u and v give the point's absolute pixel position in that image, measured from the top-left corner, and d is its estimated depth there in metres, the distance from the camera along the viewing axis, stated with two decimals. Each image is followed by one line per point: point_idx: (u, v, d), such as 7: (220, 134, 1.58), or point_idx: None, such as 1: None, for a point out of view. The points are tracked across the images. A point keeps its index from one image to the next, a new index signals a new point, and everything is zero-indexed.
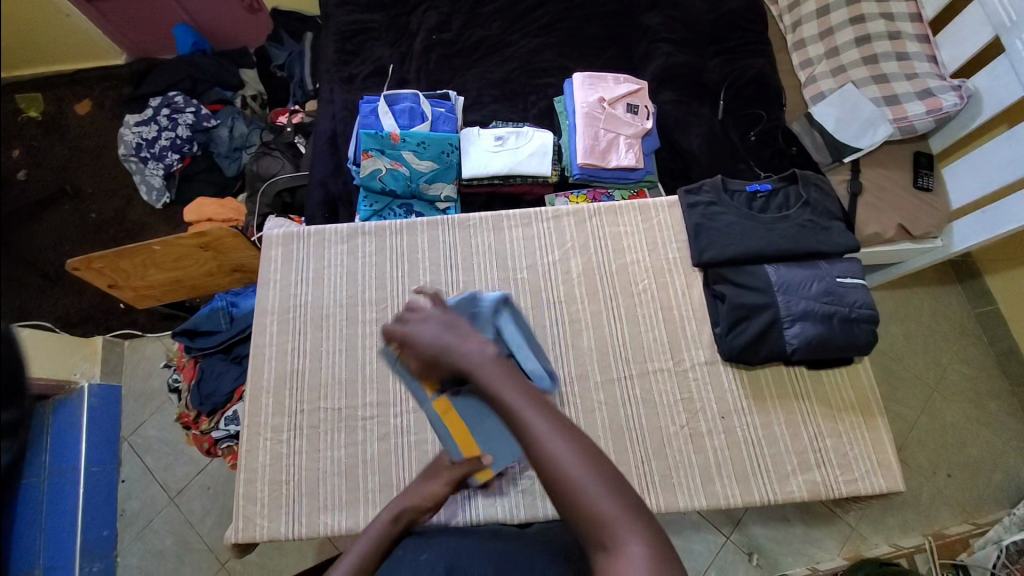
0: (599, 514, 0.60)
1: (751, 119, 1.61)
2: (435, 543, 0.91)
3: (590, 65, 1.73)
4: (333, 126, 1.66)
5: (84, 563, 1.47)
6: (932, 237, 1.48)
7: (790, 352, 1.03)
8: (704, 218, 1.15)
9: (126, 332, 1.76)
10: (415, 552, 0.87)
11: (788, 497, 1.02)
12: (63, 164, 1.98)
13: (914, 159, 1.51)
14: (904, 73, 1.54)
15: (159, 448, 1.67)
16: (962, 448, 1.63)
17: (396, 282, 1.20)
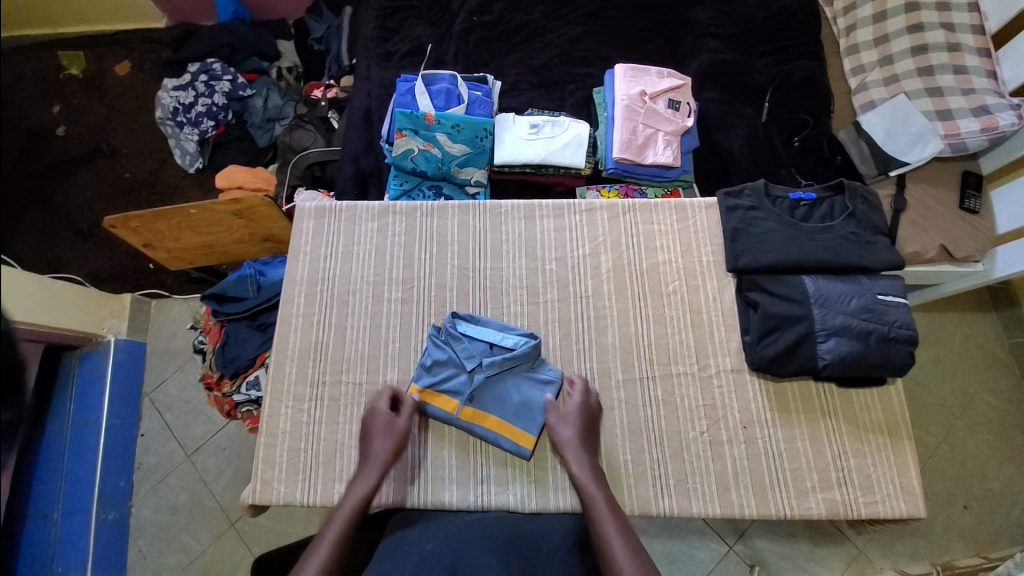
0: None
1: (796, 125, 1.56)
2: (446, 528, 0.91)
3: (632, 57, 1.69)
4: (368, 103, 1.65)
5: (100, 510, 1.52)
6: (974, 261, 1.42)
7: (821, 367, 1.00)
8: (742, 223, 1.12)
9: (154, 291, 1.80)
10: (420, 545, 0.86)
11: (805, 514, 1.00)
12: (101, 123, 2.01)
13: (962, 179, 1.45)
14: (961, 87, 1.47)
15: (179, 406, 1.71)
16: (984, 481, 1.58)
17: (423, 264, 1.19)
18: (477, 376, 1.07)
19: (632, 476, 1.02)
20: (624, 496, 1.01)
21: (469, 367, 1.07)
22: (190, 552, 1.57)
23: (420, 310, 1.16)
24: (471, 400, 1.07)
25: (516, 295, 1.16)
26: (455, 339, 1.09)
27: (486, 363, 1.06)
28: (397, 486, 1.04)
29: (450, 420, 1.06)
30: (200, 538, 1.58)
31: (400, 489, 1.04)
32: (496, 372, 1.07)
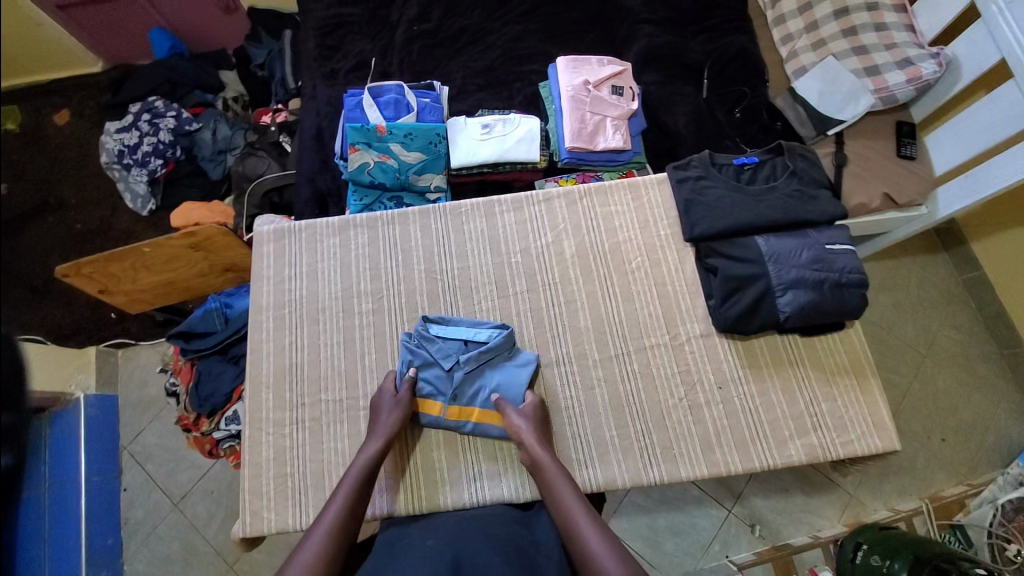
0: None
1: (736, 97, 1.62)
2: (437, 531, 0.90)
3: (574, 49, 1.73)
4: (318, 122, 1.65)
5: (90, 572, 1.47)
6: (916, 206, 1.50)
7: (784, 320, 1.04)
8: (694, 192, 1.16)
9: (119, 340, 1.75)
10: (423, 538, 0.88)
11: (788, 462, 1.04)
12: (44, 176, 1.95)
13: (897, 129, 1.53)
14: (883, 43, 1.55)
15: (160, 454, 1.66)
16: (955, 412, 1.66)
17: (390, 273, 1.20)
18: (457, 373, 1.07)
19: (619, 450, 1.05)
20: (614, 471, 1.04)
21: (448, 365, 1.08)
22: None
23: (392, 318, 1.16)
24: (454, 399, 1.07)
25: (486, 291, 1.17)
26: (428, 341, 1.10)
27: (462, 360, 1.07)
28: (391, 494, 1.04)
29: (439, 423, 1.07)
30: None
31: (394, 497, 1.04)
32: (474, 367, 1.08)
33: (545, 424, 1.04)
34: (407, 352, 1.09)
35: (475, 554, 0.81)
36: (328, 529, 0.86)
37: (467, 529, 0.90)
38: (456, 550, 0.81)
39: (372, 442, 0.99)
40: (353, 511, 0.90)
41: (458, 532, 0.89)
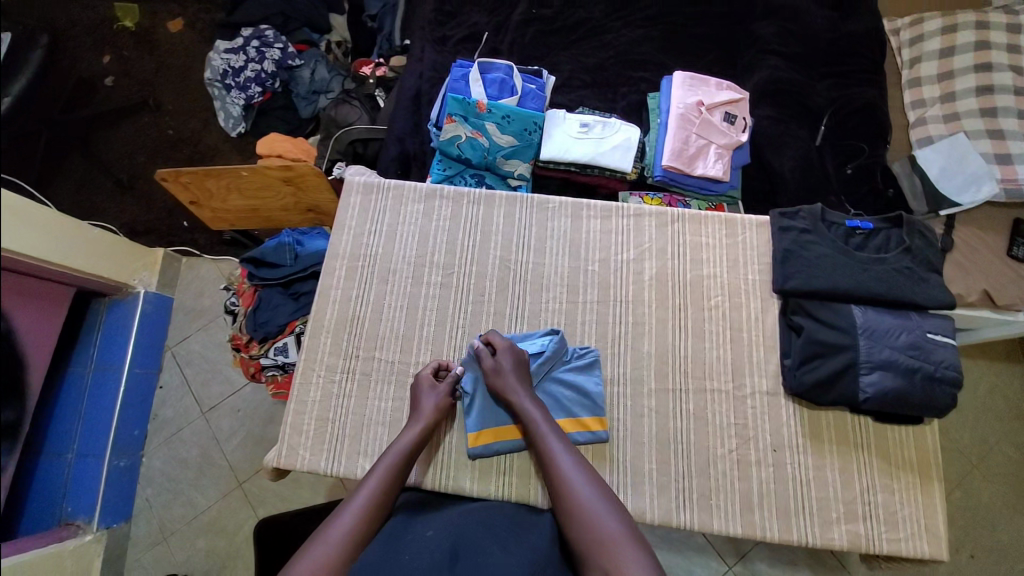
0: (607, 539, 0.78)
1: (851, 152, 1.53)
2: (449, 525, 0.88)
3: (689, 66, 1.67)
4: (418, 85, 1.65)
5: (113, 456, 1.53)
6: (1014, 309, 1.35)
7: (862, 399, 0.99)
8: (794, 244, 1.11)
9: (186, 249, 1.83)
10: (422, 530, 0.87)
11: (828, 544, 0.99)
12: (149, 78, 2.03)
13: (1013, 226, 1.40)
14: (1023, 132, 1.43)
15: (198, 363, 1.74)
16: (994, 533, 1.55)
17: (466, 251, 1.19)
18: None
19: (655, 486, 1.02)
20: (645, 505, 1.01)
21: None
22: (195, 507, 1.59)
23: (459, 296, 1.16)
24: None
25: (555, 292, 1.16)
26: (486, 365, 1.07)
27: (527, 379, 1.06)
28: (421, 467, 1.04)
29: (516, 447, 1.05)
30: (208, 495, 1.60)
31: (424, 472, 1.04)
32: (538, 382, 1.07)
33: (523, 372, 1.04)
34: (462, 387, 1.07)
35: (472, 548, 0.81)
36: (364, 504, 0.86)
37: (483, 527, 0.88)
38: (454, 543, 0.82)
39: (414, 427, 0.99)
40: (387, 495, 0.89)
41: (471, 529, 0.87)
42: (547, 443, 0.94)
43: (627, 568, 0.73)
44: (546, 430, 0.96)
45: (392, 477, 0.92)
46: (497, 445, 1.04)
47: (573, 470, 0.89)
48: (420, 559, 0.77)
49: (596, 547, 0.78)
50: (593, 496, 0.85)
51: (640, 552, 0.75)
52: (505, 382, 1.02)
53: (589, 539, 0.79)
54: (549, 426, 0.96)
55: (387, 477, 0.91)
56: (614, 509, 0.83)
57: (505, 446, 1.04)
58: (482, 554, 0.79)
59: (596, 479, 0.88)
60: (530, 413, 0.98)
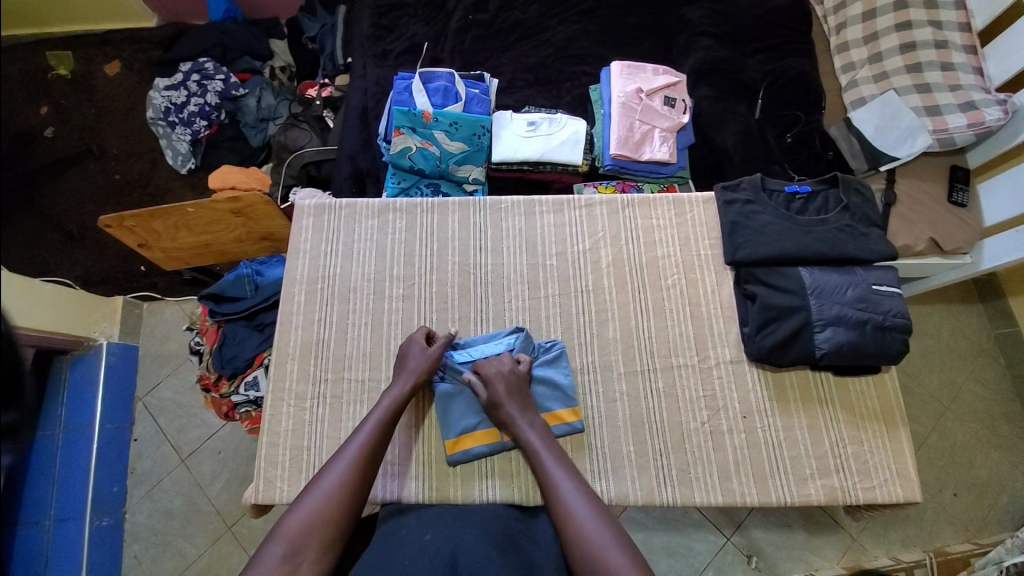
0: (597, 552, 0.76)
1: (789, 121, 1.59)
2: (443, 527, 0.87)
3: (628, 55, 1.70)
4: (364, 101, 1.65)
5: (94, 516, 1.50)
6: (962, 254, 1.44)
7: (819, 356, 1.02)
8: (740, 216, 1.14)
9: (146, 294, 1.78)
10: (419, 533, 0.86)
11: (805, 500, 1.02)
12: (90, 124, 1.98)
13: (951, 173, 1.47)
14: (948, 83, 1.49)
15: (172, 409, 1.70)
16: (972, 469, 1.61)
17: (424, 261, 1.20)
18: None
19: (635, 467, 1.04)
20: (627, 486, 1.03)
21: None
22: (186, 557, 1.55)
23: (422, 305, 1.16)
24: None
25: (517, 291, 1.17)
26: (453, 371, 1.08)
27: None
28: (402, 480, 1.04)
29: (494, 449, 1.05)
30: (198, 542, 1.56)
31: (405, 484, 1.04)
32: None
33: (522, 387, 1.03)
34: (439, 392, 1.07)
35: (474, 552, 0.79)
36: (356, 455, 0.88)
37: (479, 530, 0.86)
38: (455, 547, 0.80)
39: (398, 384, 1.01)
40: (379, 444, 0.91)
41: (466, 532, 0.85)
42: (546, 468, 0.90)
43: None
44: (547, 456, 0.92)
45: (382, 432, 0.93)
46: (478, 450, 1.05)
47: (570, 492, 0.85)
48: (419, 564, 0.76)
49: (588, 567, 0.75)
50: (589, 516, 0.80)
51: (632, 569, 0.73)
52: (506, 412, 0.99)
53: (584, 559, 0.76)
54: (550, 452, 0.92)
55: (378, 430, 0.93)
56: (605, 519, 0.80)
57: (486, 449, 1.05)
58: (482, 559, 0.78)
59: (590, 490, 0.86)
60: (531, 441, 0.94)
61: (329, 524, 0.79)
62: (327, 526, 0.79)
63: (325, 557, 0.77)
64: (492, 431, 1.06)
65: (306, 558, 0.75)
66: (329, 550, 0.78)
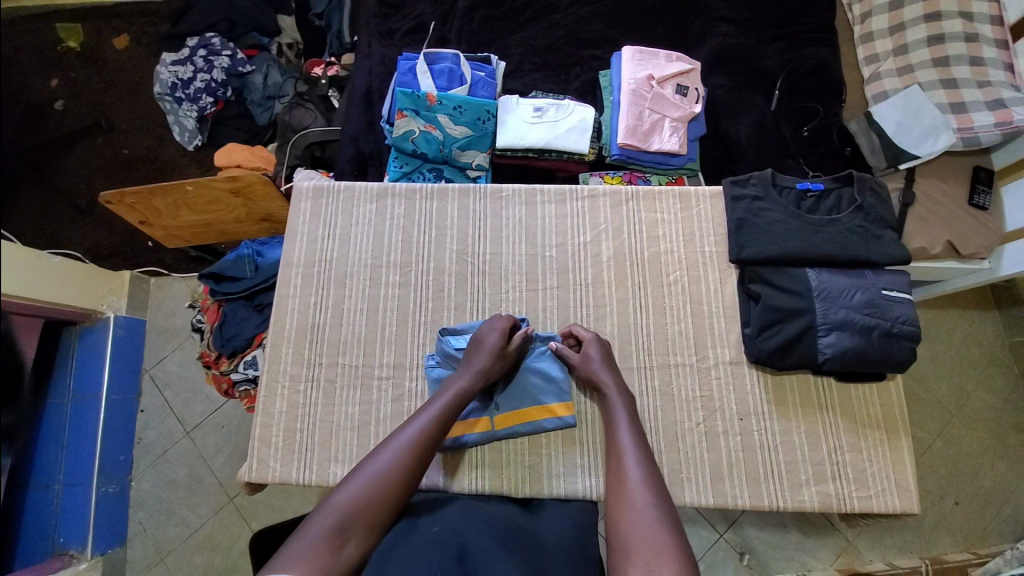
0: (649, 537, 0.73)
1: (805, 115, 1.53)
2: (450, 524, 0.84)
3: (642, 40, 1.64)
4: (368, 81, 1.62)
5: (100, 483, 1.52)
6: (980, 259, 1.39)
7: (821, 361, 1.00)
8: (748, 213, 1.10)
9: (153, 269, 1.78)
10: (427, 526, 0.84)
11: (799, 506, 1.01)
12: (100, 98, 1.97)
13: (974, 174, 1.41)
14: (976, 79, 1.42)
15: (177, 383, 1.71)
16: (975, 478, 1.58)
17: (423, 248, 1.18)
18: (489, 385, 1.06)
19: None
20: None
21: None
22: (188, 527, 1.58)
23: (419, 294, 1.15)
24: (497, 409, 1.05)
25: (515, 281, 1.15)
26: (446, 357, 1.06)
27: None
28: None
29: (486, 438, 1.04)
30: (199, 513, 1.59)
31: None
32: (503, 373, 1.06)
33: (612, 362, 1.04)
34: (430, 378, 1.06)
35: (482, 543, 0.78)
36: (412, 439, 0.88)
37: (487, 529, 0.83)
38: (462, 539, 0.80)
39: (464, 372, 0.99)
40: (437, 431, 0.90)
41: (473, 531, 0.82)
42: (621, 449, 0.88)
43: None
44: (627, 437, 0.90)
45: (441, 419, 0.92)
46: (471, 439, 1.04)
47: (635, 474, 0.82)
48: (429, 552, 0.74)
49: (633, 549, 0.72)
50: (648, 505, 0.77)
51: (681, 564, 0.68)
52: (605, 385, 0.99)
53: (633, 537, 0.74)
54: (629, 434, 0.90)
55: (441, 415, 0.92)
56: (663, 512, 0.77)
57: (479, 437, 1.04)
58: (488, 551, 0.76)
59: (656, 477, 0.82)
60: (618, 420, 0.93)
61: (368, 508, 0.78)
62: (369, 507, 0.79)
63: (369, 543, 0.77)
64: (485, 420, 1.05)
65: (350, 538, 0.75)
66: (401, 496, 0.83)
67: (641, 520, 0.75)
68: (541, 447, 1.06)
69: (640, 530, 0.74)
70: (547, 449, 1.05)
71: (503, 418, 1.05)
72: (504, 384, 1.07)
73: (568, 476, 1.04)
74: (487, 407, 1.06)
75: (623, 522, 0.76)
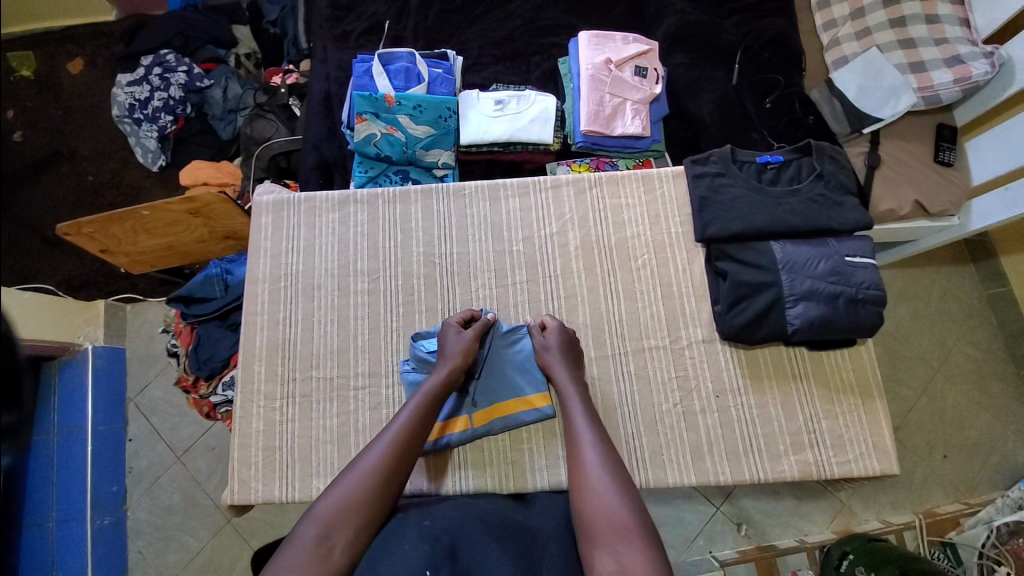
0: (612, 520, 0.75)
1: (767, 86, 1.52)
2: (445, 520, 0.83)
3: (600, 24, 1.62)
4: (327, 87, 1.59)
5: (95, 516, 1.51)
6: (949, 216, 1.40)
7: (791, 332, 1.00)
8: (710, 190, 1.10)
9: (127, 295, 1.76)
10: (420, 519, 0.83)
11: (780, 476, 1.02)
12: (57, 125, 1.92)
13: (937, 132, 1.42)
14: (933, 37, 1.43)
15: (163, 409, 1.69)
16: (962, 430, 1.61)
17: (389, 253, 1.17)
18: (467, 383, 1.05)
19: None
20: None
21: None
22: (188, 550, 1.57)
23: (388, 300, 1.14)
24: (475, 406, 1.05)
25: (484, 279, 1.14)
26: (419, 359, 1.06)
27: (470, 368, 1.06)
28: None
29: (467, 438, 1.03)
30: (198, 536, 1.58)
31: None
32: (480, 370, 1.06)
33: (571, 348, 1.04)
34: (406, 382, 1.06)
35: (473, 541, 0.78)
36: (396, 436, 0.88)
37: (481, 527, 0.82)
38: (454, 536, 0.79)
39: (442, 367, 1.00)
40: (420, 428, 0.91)
41: (467, 529, 0.81)
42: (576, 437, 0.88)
43: (624, 558, 0.70)
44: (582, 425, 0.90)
45: (422, 416, 0.92)
46: (451, 439, 1.03)
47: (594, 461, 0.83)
48: (420, 548, 0.74)
49: (599, 535, 0.74)
50: (608, 489, 0.79)
51: (642, 544, 0.71)
52: (558, 379, 0.99)
53: (597, 523, 0.76)
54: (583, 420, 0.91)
55: (421, 411, 0.93)
56: (624, 493, 0.78)
57: (458, 436, 1.03)
58: (481, 548, 0.77)
59: (614, 460, 0.84)
60: (570, 409, 0.93)
61: (357, 510, 0.78)
62: (359, 508, 0.79)
63: (359, 543, 0.76)
64: (463, 418, 1.04)
65: (339, 542, 0.75)
66: (388, 497, 0.82)
67: (601, 505, 0.77)
68: (522, 442, 1.06)
69: (606, 514, 0.76)
70: (528, 444, 1.06)
71: (481, 415, 1.04)
72: (481, 382, 1.06)
73: (550, 469, 1.04)
74: (465, 405, 1.05)
75: (586, 509, 0.78)
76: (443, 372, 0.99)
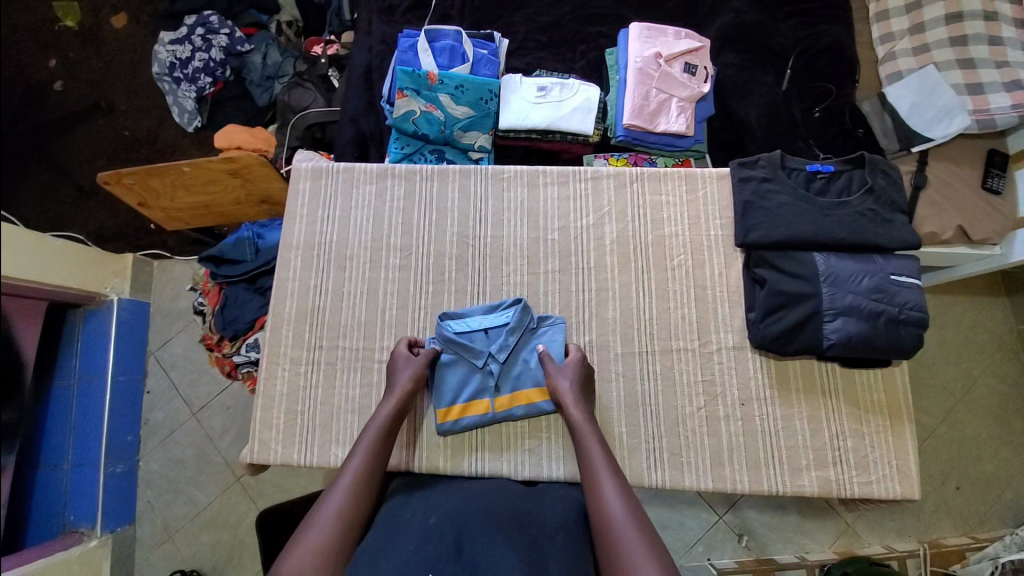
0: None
1: (819, 94, 1.48)
2: (446, 510, 0.83)
3: (650, 17, 1.59)
4: (369, 60, 1.58)
5: (109, 463, 1.54)
6: (990, 245, 1.36)
7: (826, 346, 0.98)
8: (755, 195, 1.08)
9: (156, 252, 1.78)
10: (423, 517, 0.82)
11: (798, 491, 1.01)
12: (99, 78, 1.94)
13: (988, 157, 1.37)
14: (994, 59, 1.37)
15: (182, 366, 1.72)
16: (979, 464, 1.58)
17: (423, 230, 1.16)
18: (491, 368, 1.05)
19: (626, 449, 1.03)
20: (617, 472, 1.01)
21: (480, 363, 1.05)
22: (195, 505, 1.61)
23: (419, 277, 1.14)
24: (497, 392, 1.05)
25: (516, 265, 1.14)
26: (447, 339, 1.06)
27: (495, 352, 1.05)
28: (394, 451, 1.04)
29: (485, 421, 1.04)
30: (207, 492, 1.61)
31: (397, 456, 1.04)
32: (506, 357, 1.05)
33: (586, 380, 1.02)
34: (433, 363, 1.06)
35: (475, 531, 0.77)
36: (353, 478, 0.85)
37: (484, 516, 0.80)
38: (457, 528, 0.78)
39: (389, 400, 0.98)
40: (374, 466, 0.89)
41: (469, 520, 0.79)
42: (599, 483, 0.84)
43: None
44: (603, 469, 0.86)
45: (376, 453, 0.90)
46: (470, 421, 1.04)
47: (611, 493, 0.82)
48: (422, 548, 0.74)
49: None
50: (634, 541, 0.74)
51: None
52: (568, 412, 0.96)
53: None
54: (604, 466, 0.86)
55: (373, 449, 0.91)
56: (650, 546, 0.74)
57: (477, 420, 1.04)
58: (486, 541, 0.75)
59: (639, 512, 0.79)
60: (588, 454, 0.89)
61: (329, 554, 0.74)
62: (331, 552, 0.75)
63: None
64: (485, 402, 1.04)
65: None
66: (355, 538, 0.79)
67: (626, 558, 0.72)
68: (540, 431, 1.06)
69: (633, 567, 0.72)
70: (547, 434, 1.06)
71: (502, 400, 1.04)
72: (504, 368, 1.06)
73: (568, 461, 1.04)
74: (486, 390, 1.05)
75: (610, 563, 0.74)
76: (391, 407, 0.97)
